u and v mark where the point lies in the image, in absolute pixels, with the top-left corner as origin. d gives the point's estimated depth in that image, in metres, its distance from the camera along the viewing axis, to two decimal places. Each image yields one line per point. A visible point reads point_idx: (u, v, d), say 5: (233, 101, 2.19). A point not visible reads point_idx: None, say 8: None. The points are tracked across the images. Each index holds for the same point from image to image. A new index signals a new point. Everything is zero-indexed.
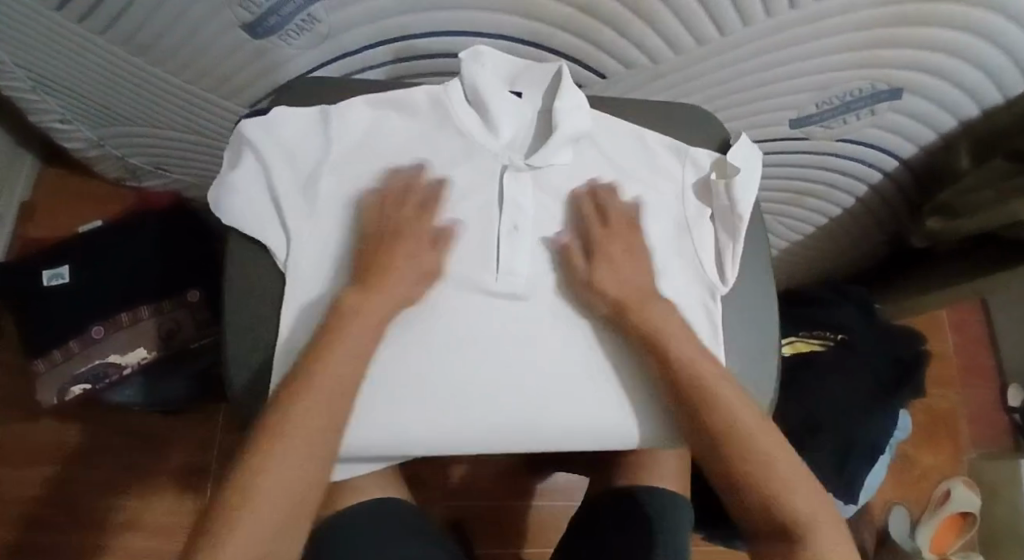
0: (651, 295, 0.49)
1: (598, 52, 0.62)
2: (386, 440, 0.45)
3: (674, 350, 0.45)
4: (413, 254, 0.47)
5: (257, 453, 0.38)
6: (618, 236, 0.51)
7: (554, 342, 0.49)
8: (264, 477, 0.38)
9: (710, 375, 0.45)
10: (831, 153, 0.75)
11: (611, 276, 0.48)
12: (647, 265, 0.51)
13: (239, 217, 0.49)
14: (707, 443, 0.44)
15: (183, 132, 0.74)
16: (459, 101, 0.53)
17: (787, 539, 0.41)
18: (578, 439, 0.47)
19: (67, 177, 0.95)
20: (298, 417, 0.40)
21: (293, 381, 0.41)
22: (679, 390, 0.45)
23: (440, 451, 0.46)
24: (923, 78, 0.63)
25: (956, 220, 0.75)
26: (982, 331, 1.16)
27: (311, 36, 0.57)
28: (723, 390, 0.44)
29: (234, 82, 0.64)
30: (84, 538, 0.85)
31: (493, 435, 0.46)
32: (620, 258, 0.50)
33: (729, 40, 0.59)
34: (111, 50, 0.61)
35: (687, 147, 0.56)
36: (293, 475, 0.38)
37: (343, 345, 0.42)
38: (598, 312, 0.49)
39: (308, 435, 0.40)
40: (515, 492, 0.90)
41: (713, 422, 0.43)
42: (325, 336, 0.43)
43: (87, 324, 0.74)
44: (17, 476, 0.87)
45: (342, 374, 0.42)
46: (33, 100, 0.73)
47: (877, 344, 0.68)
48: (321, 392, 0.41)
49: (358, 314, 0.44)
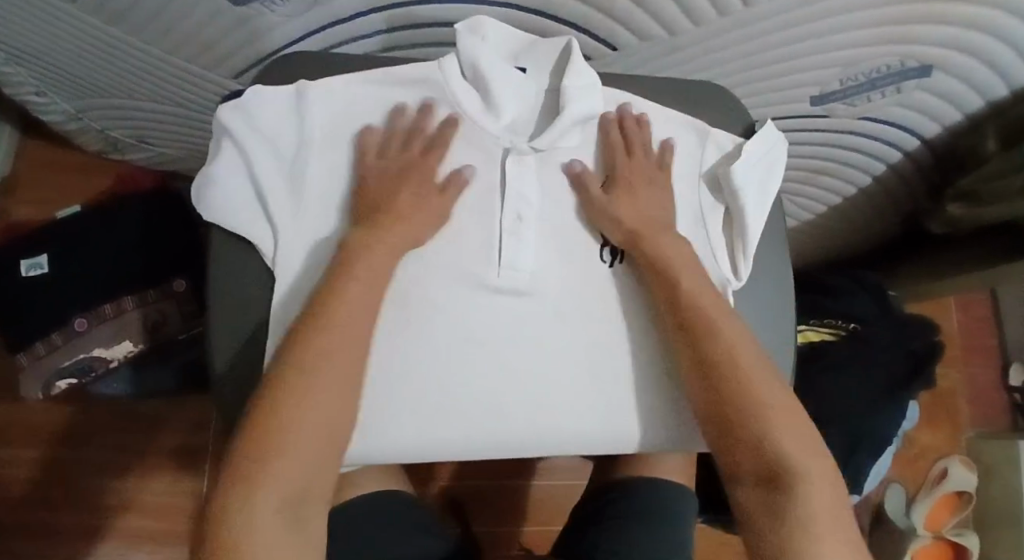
0: (664, 230, 0.47)
1: (608, 22, 0.58)
2: (389, 446, 0.43)
3: (685, 279, 0.44)
4: (408, 212, 0.44)
5: (283, 394, 0.36)
6: (640, 167, 0.50)
7: (565, 341, 0.46)
8: (298, 408, 0.35)
9: (716, 309, 0.43)
10: (848, 131, 0.71)
11: (629, 204, 0.48)
12: (668, 200, 0.50)
13: (224, 211, 0.46)
14: (698, 376, 0.41)
15: (166, 105, 0.70)
16: (458, 80, 0.49)
17: (772, 487, 0.35)
18: (585, 445, 0.45)
19: (49, 149, 0.90)
20: (319, 352, 0.38)
21: (314, 317, 0.39)
22: (680, 321, 0.43)
23: (442, 455, 0.44)
24: (956, 56, 0.60)
25: (979, 207, 0.70)
26: (987, 309, 1.15)
27: (297, 4, 0.53)
28: (727, 322, 0.42)
29: (217, 52, 0.59)
30: (79, 518, 0.85)
31: (493, 438, 0.44)
32: (642, 187, 0.49)
33: (750, 12, 0.55)
34: (82, 18, 0.57)
35: (708, 128, 0.53)
36: (325, 412, 0.36)
37: (355, 286, 0.41)
38: (610, 243, 0.48)
39: (336, 371, 0.38)
40: (514, 472, 0.89)
41: (711, 351, 0.41)
42: (338, 279, 0.41)
43: (69, 316, 0.71)
44: (9, 455, 0.85)
45: (359, 318, 0.40)
46: (4, 72, 0.68)
47: (891, 334, 0.65)
48: (336, 341, 0.38)
49: (366, 260, 0.42)
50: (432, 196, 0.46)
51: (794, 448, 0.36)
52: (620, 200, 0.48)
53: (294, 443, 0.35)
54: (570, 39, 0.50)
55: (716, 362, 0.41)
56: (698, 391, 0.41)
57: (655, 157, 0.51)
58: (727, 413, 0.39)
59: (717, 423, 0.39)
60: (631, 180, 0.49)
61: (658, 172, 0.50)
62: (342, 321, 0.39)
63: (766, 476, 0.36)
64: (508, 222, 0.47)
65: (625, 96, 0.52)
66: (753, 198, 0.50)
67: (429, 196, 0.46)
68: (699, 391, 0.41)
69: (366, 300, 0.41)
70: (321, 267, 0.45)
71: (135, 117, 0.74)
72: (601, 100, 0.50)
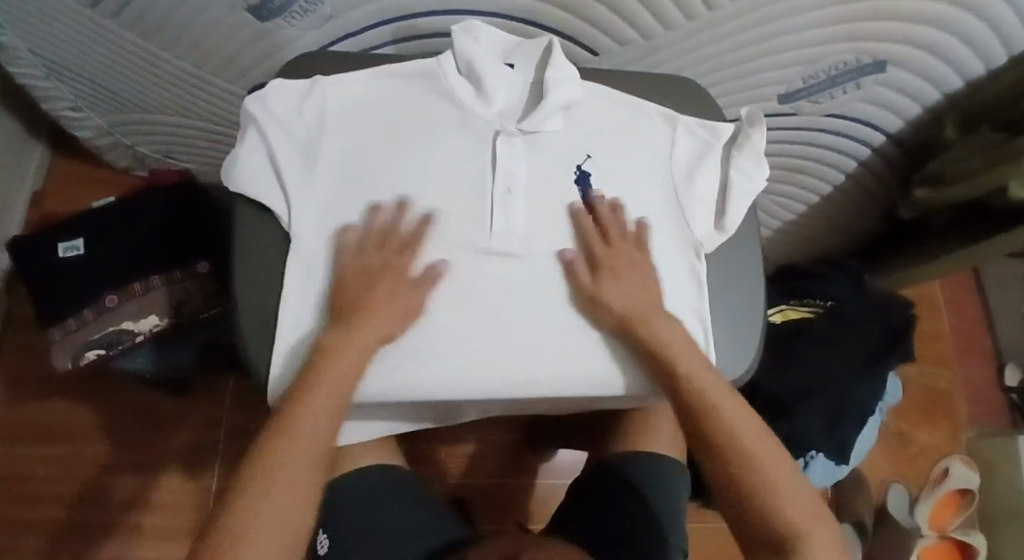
0: (656, 309, 0.49)
1: (590, 28, 0.64)
2: (379, 386, 0.47)
3: (679, 362, 0.46)
4: (381, 305, 0.46)
5: (239, 508, 0.39)
6: (619, 253, 0.51)
7: (553, 299, 0.50)
8: (252, 522, 0.39)
9: (712, 388, 0.46)
10: (817, 129, 0.76)
11: (614, 285, 0.49)
12: (652, 278, 0.51)
13: (246, 185, 0.50)
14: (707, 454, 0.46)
15: (192, 119, 0.76)
16: (452, 74, 0.55)
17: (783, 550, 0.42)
18: (574, 391, 0.48)
19: (77, 166, 0.97)
20: (277, 462, 0.41)
21: (272, 431, 0.42)
22: (683, 409, 0.46)
23: (431, 396, 0.47)
24: (908, 51, 0.65)
25: (945, 188, 0.73)
26: (979, 312, 1.18)
27: (314, 18, 0.60)
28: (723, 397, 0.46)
29: (239, 65, 0.66)
30: (91, 516, 0.86)
31: (482, 383, 0.47)
32: (626, 270, 0.50)
33: (718, 15, 0.61)
34: (122, 34, 0.63)
35: (676, 114, 0.58)
36: (276, 521, 0.40)
37: (316, 395, 0.43)
38: (602, 327, 0.49)
39: (291, 479, 0.41)
40: (519, 470, 0.92)
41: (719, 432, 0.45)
42: (302, 386, 0.43)
43: (100, 292, 0.71)
44: (25, 454, 0.87)
45: (314, 428, 0.42)
46: (45, 87, 0.75)
47: (868, 312, 0.68)
48: (317, 419, 0.43)
49: (333, 363, 0.44)
50: (404, 292, 0.47)
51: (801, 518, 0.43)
52: (598, 276, 0.50)
53: (269, 515, 0.40)
54: (552, 39, 0.56)
55: (727, 445, 0.45)
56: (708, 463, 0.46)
57: (632, 237, 0.53)
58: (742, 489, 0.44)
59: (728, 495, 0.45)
60: (613, 264, 0.50)
61: (642, 253, 0.52)
62: (315, 407, 0.43)
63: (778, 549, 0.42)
64: (498, 192, 0.52)
65: (604, 88, 0.58)
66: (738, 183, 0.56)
67: (393, 296, 0.47)
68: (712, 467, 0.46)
69: (326, 407, 0.43)
70: (330, 234, 0.50)
71: (163, 132, 0.81)
72: (581, 90, 0.56)
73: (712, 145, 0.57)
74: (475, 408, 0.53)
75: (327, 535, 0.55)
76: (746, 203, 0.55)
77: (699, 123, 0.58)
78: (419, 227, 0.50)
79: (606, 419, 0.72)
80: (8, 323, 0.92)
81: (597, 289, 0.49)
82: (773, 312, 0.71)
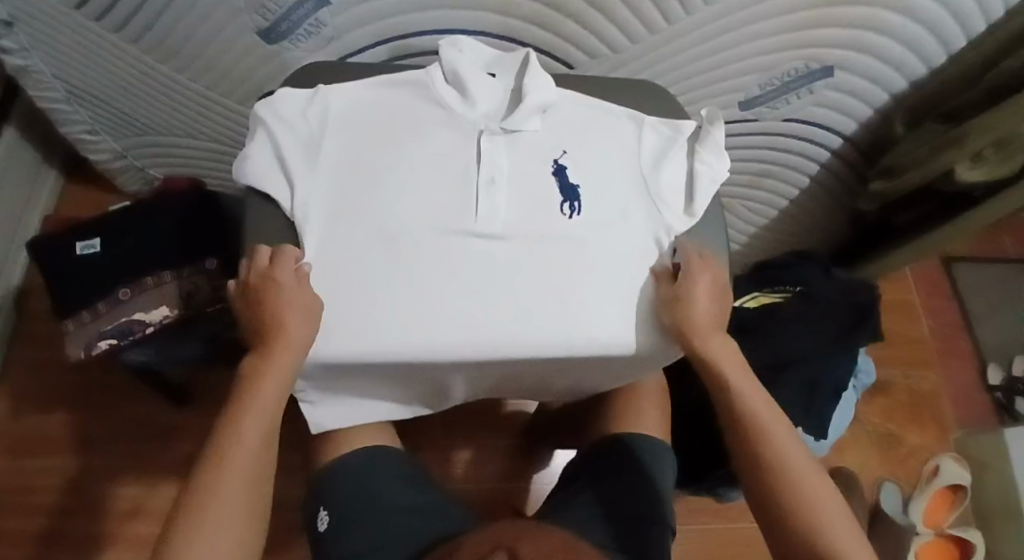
0: (715, 327, 0.55)
1: (566, 45, 0.71)
2: (364, 349, 0.49)
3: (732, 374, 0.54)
4: (283, 318, 0.48)
5: (183, 528, 0.42)
6: (708, 270, 0.55)
7: (536, 271, 0.54)
8: (196, 538, 0.42)
9: (756, 402, 0.53)
10: (779, 133, 0.82)
11: (696, 300, 0.53)
12: (722, 302, 0.55)
13: (251, 178, 0.55)
14: (751, 464, 0.51)
15: (201, 140, 0.83)
16: (440, 81, 0.60)
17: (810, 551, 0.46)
18: (555, 349, 0.52)
19: (88, 190, 1.03)
20: (216, 479, 0.44)
21: (209, 455, 0.46)
22: (736, 421, 0.53)
23: (421, 361, 0.50)
24: (853, 56, 0.71)
25: (901, 175, 0.82)
26: (957, 315, 1.21)
27: (318, 39, 0.68)
28: (769, 412, 0.52)
29: (248, 86, 0.74)
30: (91, 525, 0.87)
31: (472, 344, 0.51)
32: (709, 287, 0.54)
33: (676, 29, 0.68)
34: (142, 57, 0.71)
35: (643, 115, 0.63)
36: (223, 534, 0.43)
37: (246, 418, 0.47)
38: (667, 327, 0.54)
39: (232, 494, 0.44)
40: (515, 475, 0.95)
41: (762, 445, 0.51)
42: (231, 410, 0.48)
43: (114, 286, 0.73)
44: (30, 464, 0.89)
45: (250, 447, 0.46)
46: (65, 111, 0.81)
47: (835, 293, 0.73)
48: (253, 426, 0.47)
49: (255, 386, 0.47)
50: (311, 303, 0.49)
51: (838, 526, 0.47)
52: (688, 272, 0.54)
53: (216, 529, 0.43)
54: (528, 51, 0.62)
55: (769, 457, 0.50)
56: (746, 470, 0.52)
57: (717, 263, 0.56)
58: (782, 499, 0.49)
59: (762, 498, 0.50)
60: (695, 275, 0.54)
61: (722, 278, 0.56)
62: (244, 427, 0.47)
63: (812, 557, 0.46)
64: (481, 180, 0.56)
65: (575, 94, 0.63)
66: (703, 173, 0.60)
67: (311, 308, 0.49)
68: (754, 475, 0.51)
69: (258, 427, 0.47)
70: (327, 215, 0.53)
71: (174, 154, 0.87)
72: (555, 93, 0.61)
73: (676, 138, 0.62)
74: (470, 382, 0.56)
75: (329, 511, 0.56)
76: (712, 189, 0.59)
77: (663, 123, 0.63)
78: (399, 212, 0.54)
79: (593, 403, 0.75)
80: (16, 339, 0.95)
81: (682, 294, 0.53)
82: (747, 299, 0.75)
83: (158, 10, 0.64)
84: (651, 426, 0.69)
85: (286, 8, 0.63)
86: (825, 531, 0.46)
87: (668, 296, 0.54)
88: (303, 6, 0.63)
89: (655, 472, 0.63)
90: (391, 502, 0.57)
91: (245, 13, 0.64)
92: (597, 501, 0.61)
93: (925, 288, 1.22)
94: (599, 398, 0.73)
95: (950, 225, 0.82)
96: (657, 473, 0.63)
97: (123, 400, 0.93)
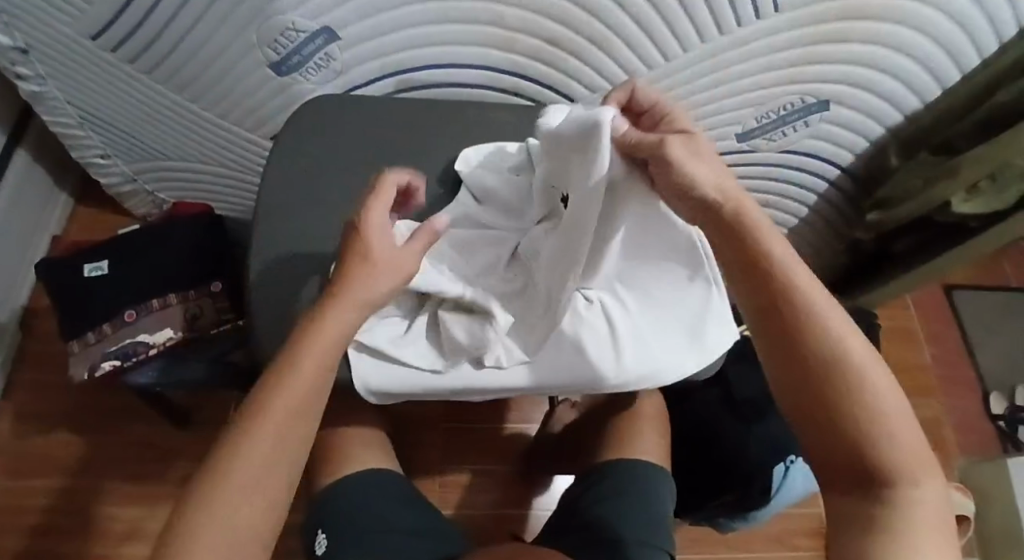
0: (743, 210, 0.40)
1: (568, 80, 0.72)
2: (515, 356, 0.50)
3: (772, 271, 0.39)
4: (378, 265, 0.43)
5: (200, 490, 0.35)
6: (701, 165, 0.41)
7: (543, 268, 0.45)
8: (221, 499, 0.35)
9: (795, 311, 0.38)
10: (781, 165, 0.83)
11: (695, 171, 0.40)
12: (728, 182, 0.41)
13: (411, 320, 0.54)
14: (788, 364, 0.39)
15: (210, 165, 0.85)
16: (483, 209, 0.55)
17: (876, 488, 0.36)
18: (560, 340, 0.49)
19: (98, 213, 1.04)
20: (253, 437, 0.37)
21: (248, 409, 0.38)
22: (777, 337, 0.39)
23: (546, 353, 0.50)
24: (848, 90, 0.72)
25: (897, 206, 0.85)
26: (960, 343, 1.21)
27: (327, 72, 0.69)
28: (818, 309, 0.38)
29: (258, 116, 0.75)
30: (83, 545, 0.87)
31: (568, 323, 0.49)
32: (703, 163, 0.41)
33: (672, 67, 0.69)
34: (154, 87, 0.73)
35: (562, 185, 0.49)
36: (243, 495, 0.35)
37: (302, 364, 0.39)
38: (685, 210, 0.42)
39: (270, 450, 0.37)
40: (515, 501, 0.95)
41: (808, 366, 0.38)
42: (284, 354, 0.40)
43: (121, 308, 0.75)
44: (25, 486, 0.89)
45: (297, 400, 0.38)
46: (78, 135, 0.83)
47: None
48: (295, 398, 0.38)
49: (318, 329, 0.40)
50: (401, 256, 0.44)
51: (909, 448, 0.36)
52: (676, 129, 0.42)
53: (239, 491, 0.35)
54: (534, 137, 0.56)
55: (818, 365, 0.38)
56: (795, 396, 0.39)
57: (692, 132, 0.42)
58: (844, 434, 0.37)
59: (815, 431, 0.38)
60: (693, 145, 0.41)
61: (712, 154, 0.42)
62: (300, 374, 0.39)
63: (871, 478, 0.36)
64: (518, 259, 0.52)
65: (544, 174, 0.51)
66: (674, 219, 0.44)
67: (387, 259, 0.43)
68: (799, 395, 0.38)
69: (312, 375, 0.39)
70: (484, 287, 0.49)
71: (183, 179, 0.89)
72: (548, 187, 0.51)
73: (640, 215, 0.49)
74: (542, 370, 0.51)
75: (326, 534, 0.56)
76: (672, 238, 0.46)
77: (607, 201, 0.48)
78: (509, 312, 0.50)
79: (593, 425, 0.75)
80: (20, 358, 0.96)
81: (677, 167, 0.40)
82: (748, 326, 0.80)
83: (173, 43, 0.67)
84: (648, 451, 0.69)
85: (296, 43, 0.65)
86: (889, 446, 0.36)
87: (688, 154, 0.40)
88: (313, 40, 0.65)
89: (652, 497, 0.64)
90: (390, 523, 0.57)
91: (256, 47, 0.66)
92: (593, 519, 0.62)
93: (927, 316, 1.22)
94: (599, 425, 0.73)
95: (938, 259, 0.85)
96: (655, 493, 0.64)
97: (123, 422, 0.94)
